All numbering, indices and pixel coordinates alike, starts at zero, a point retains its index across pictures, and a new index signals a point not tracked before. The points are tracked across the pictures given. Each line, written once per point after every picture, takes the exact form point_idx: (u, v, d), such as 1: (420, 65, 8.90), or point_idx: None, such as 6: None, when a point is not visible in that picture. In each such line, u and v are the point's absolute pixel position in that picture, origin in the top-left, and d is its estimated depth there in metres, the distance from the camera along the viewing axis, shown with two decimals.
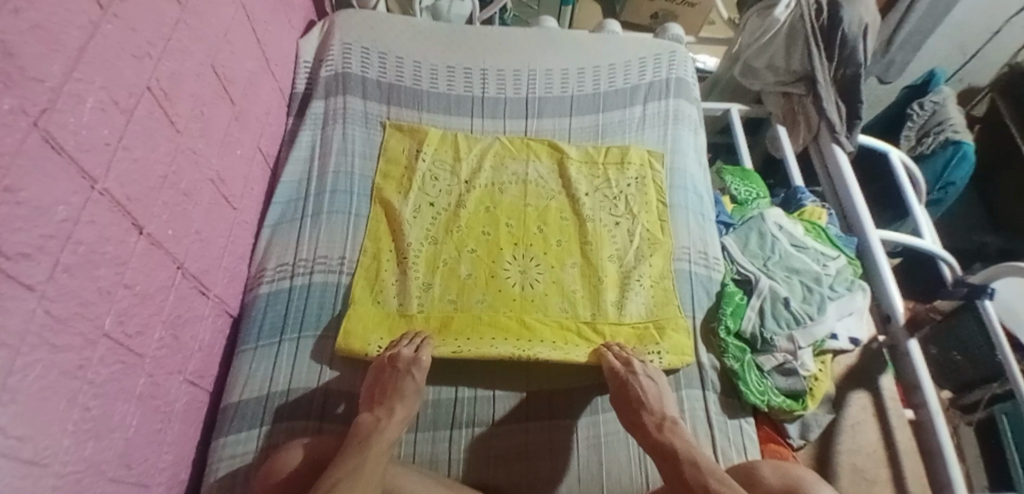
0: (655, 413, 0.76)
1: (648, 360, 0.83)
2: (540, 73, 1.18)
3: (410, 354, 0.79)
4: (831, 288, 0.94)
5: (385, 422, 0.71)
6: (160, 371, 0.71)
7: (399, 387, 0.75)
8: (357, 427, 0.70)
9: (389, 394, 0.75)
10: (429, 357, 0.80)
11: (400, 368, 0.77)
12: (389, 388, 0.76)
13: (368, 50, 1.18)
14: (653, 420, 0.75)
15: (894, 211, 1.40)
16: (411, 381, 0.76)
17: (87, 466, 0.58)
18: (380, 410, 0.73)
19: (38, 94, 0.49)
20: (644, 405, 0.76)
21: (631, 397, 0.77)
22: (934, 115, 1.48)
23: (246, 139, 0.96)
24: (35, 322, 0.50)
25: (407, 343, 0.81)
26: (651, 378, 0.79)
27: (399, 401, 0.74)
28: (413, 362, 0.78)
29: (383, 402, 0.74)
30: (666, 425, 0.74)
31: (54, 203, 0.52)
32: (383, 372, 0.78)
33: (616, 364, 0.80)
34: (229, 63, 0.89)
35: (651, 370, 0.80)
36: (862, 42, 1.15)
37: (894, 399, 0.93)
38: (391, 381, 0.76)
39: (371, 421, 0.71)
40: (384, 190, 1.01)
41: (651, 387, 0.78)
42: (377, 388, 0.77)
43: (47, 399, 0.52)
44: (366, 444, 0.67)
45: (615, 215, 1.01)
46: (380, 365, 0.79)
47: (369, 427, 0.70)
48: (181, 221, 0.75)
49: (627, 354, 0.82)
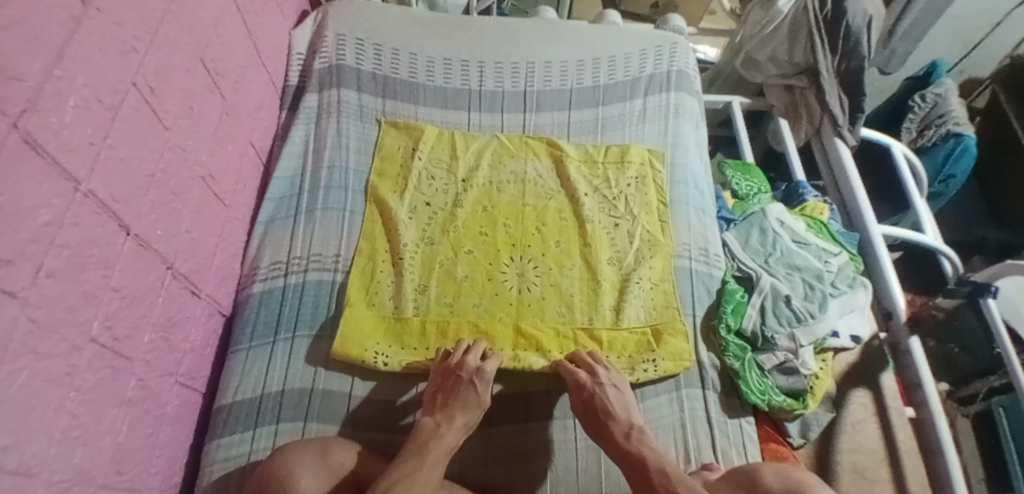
0: (622, 423, 0.73)
1: (615, 367, 0.82)
2: (539, 64, 1.16)
3: (475, 364, 0.77)
4: (833, 285, 0.93)
5: (444, 429, 0.70)
6: (151, 374, 0.70)
7: (462, 396, 0.73)
8: (417, 432, 0.70)
9: (451, 401, 0.73)
10: (494, 369, 0.77)
11: (473, 380, 0.75)
12: (449, 395, 0.74)
13: (363, 41, 1.15)
14: (620, 430, 0.72)
15: (894, 204, 1.39)
16: (474, 391, 0.74)
17: (75, 474, 0.57)
18: (441, 415, 0.72)
19: (18, 93, 0.47)
20: (611, 415, 0.74)
21: (597, 409, 0.75)
22: (935, 107, 1.46)
23: (237, 134, 0.94)
24: (18, 329, 0.48)
25: (475, 350, 0.79)
26: (616, 387, 0.77)
27: (463, 413, 0.72)
28: (479, 373, 0.76)
29: (445, 408, 0.73)
30: (633, 435, 0.72)
31: (36, 206, 0.50)
32: (447, 379, 0.76)
33: (580, 375, 0.77)
34: (219, 56, 0.86)
35: (617, 379, 0.78)
36: (866, 34, 1.13)
37: (895, 398, 0.93)
38: (456, 389, 0.74)
39: (431, 426, 0.70)
40: (379, 188, 0.99)
41: (617, 397, 0.76)
42: (439, 395, 0.75)
43: (33, 407, 0.50)
44: (423, 449, 0.66)
45: (614, 216, 0.99)
46: (444, 368, 0.77)
47: (428, 433, 0.69)
48: (170, 220, 0.73)
49: (590, 361, 0.80)
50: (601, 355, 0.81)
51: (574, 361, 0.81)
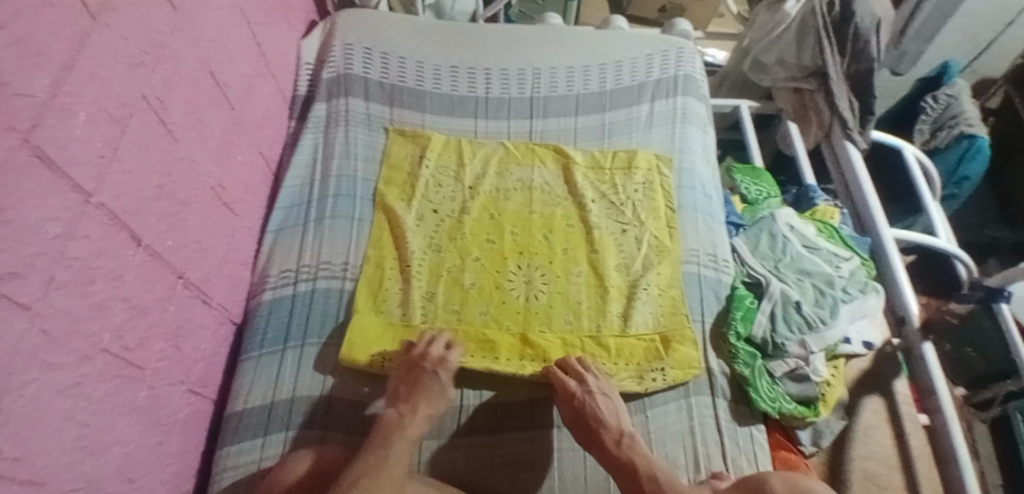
0: (613, 429, 0.74)
1: (603, 374, 0.82)
2: (545, 71, 1.16)
3: (438, 353, 0.78)
4: (844, 290, 0.92)
5: (408, 419, 0.71)
6: (161, 383, 0.71)
7: (425, 386, 0.75)
8: (382, 422, 0.71)
9: (415, 391, 0.75)
10: (456, 359, 0.79)
11: (434, 369, 0.76)
12: (413, 386, 0.75)
13: (370, 50, 1.16)
14: (611, 437, 0.73)
15: (906, 207, 1.37)
16: (437, 380, 0.76)
17: (86, 483, 0.58)
18: (405, 406, 0.73)
19: (26, 109, 0.48)
20: (602, 423, 0.74)
21: (587, 417, 0.75)
22: (948, 108, 1.43)
23: (246, 144, 0.95)
24: (28, 341, 0.49)
25: (438, 341, 0.81)
26: (605, 395, 0.77)
27: (426, 404, 0.74)
28: (440, 362, 0.77)
29: (408, 399, 0.74)
30: (625, 442, 0.72)
31: (45, 219, 0.51)
32: (410, 370, 0.77)
33: (570, 384, 0.77)
34: (227, 68, 0.87)
35: (606, 387, 0.78)
36: (874, 36, 1.12)
37: (909, 404, 0.91)
38: (420, 380, 0.76)
39: (395, 417, 0.71)
40: (386, 197, 1.00)
41: (607, 404, 0.76)
42: (403, 386, 0.76)
43: (43, 418, 0.51)
44: (388, 438, 0.68)
45: (622, 223, 0.99)
46: (407, 358, 0.79)
47: (392, 423, 0.70)
48: (180, 231, 0.74)
49: (579, 369, 0.79)
50: (589, 361, 0.81)
51: (563, 367, 0.81)
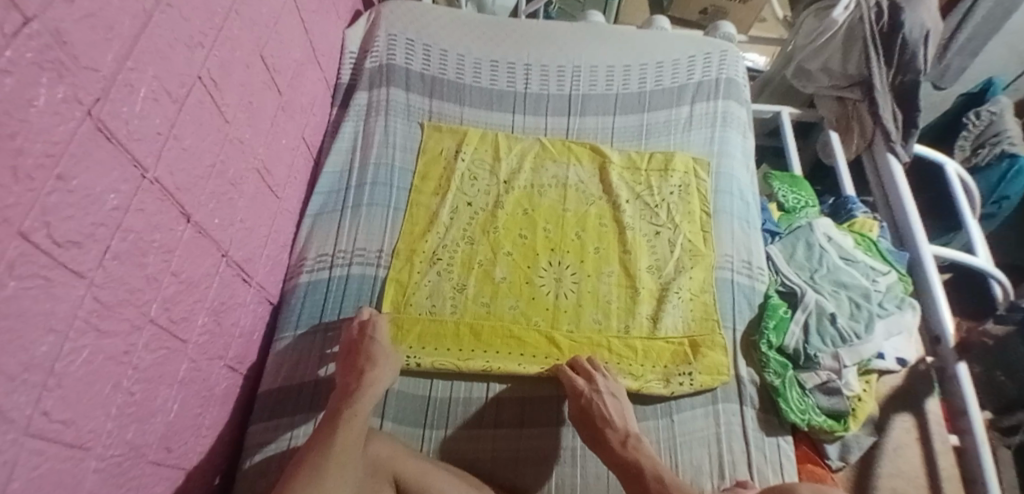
0: (619, 430, 0.74)
1: (614, 374, 0.82)
2: (585, 69, 1.16)
3: (364, 319, 0.82)
4: (881, 305, 0.90)
5: (355, 386, 0.74)
6: (202, 356, 0.72)
7: (364, 351, 0.78)
8: (338, 396, 0.74)
9: (356, 360, 0.77)
10: (383, 321, 0.82)
11: (367, 334, 0.80)
12: (353, 355, 0.78)
13: (413, 41, 1.17)
14: (616, 437, 0.73)
15: (947, 223, 1.33)
16: (370, 343, 0.79)
17: (128, 449, 0.59)
18: (351, 376, 0.76)
19: (92, 83, 0.50)
20: (608, 422, 0.74)
21: (593, 416, 0.75)
22: (990, 125, 1.40)
23: (291, 129, 0.96)
24: (83, 308, 0.50)
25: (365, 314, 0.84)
26: (614, 395, 0.77)
27: (372, 366, 0.76)
28: (367, 328, 0.80)
29: (353, 369, 0.76)
30: (630, 442, 0.73)
31: (105, 191, 0.52)
32: (351, 344, 0.80)
33: (578, 383, 0.78)
34: (277, 52, 0.88)
35: (614, 386, 0.79)
36: (923, 47, 1.09)
37: (940, 424, 0.88)
38: (358, 351, 0.78)
39: (343, 391, 0.74)
40: (421, 191, 1.01)
41: (614, 405, 0.76)
42: (346, 360, 0.79)
43: (93, 384, 0.53)
44: (337, 421, 0.70)
45: (655, 224, 0.98)
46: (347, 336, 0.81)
47: (343, 398, 0.73)
48: (226, 210, 0.75)
49: (592, 368, 0.80)
50: (601, 362, 0.82)
51: (573, 366, 0.82)
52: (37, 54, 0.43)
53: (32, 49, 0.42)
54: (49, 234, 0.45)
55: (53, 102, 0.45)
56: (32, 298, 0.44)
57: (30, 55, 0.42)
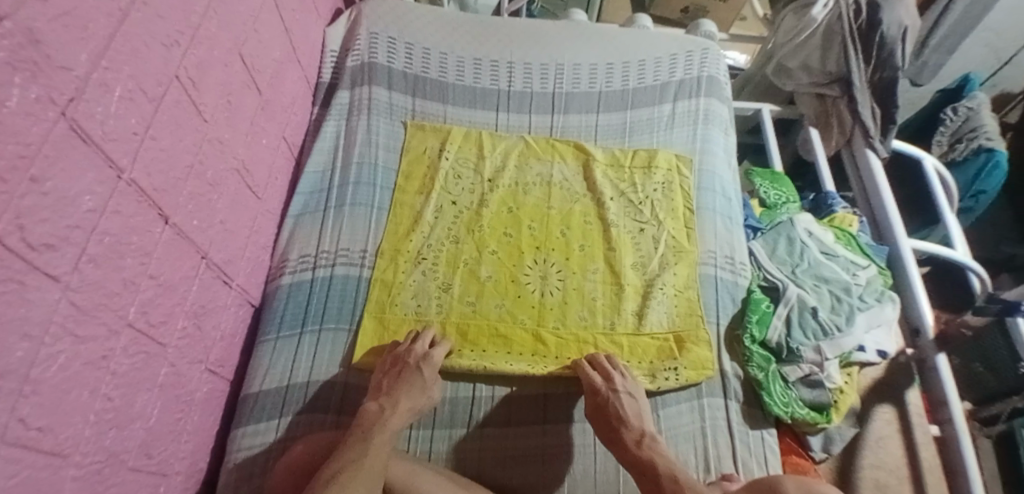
0: (634, 429, 0.75)
1: (631, 375, 0.82)
2: (568, 67, 1.16)
3: (423, 350, 0.80)
4: (861, 298, 0.91)
5: (388, 414, 0.72)
6: (182, 360, 0.71)
7: (406, 383, 0.75)
8: (364, 415, 0.72)
9: (397, 386, 0.76)
10: (440, 357, 0.80)
11: (417, 366, 0.77)
12: (395, 380, 0.76)
13: (394, 40, 1.16)
14: (632, 436, 0.74)
15: (923, 219, 1.35)
16: (419, 376, 0.76)
17: (107, 456, 0.58)
18: (386, 400, 0.74)
19: (66, 83, 0.49)
20: (624, 421, 0.75)
21: (609, 415, 0.76)
22: (967, 121, 1.42)
23: (272, 129, 0.95)
24: (59, 312, 0.49)
25: (426, 339, 0.82)
26: (631, 395, 0.77)
27: (405, 397, 0.75)
28: (422, 359, 0.78)
29: (390, 395, 0.75)
30: (645, 442, 0.73)
31: (80, 193, 0.51)
32: (397, 366, 0.78)
33: (596, 381, 0.78)
34: (256, 51, 0.87)
35: (632, 386, 0.79)
36: (900, 45, 1.12)
37: (920, 415, 0.90)
38: (402, 375, 0.76)
39: (376, 410, 0.73)
40: (405, 191, 1.00)
41: (631, 405, 0.77)
42: (387, 379, 0.78)
43: (69, 391, 0.52)
44: (369, 435, 0.68)
45: (639, 221, 0.99)
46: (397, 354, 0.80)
47: (372, 419, 0.71)
48: (206, 211, 0.75)
49: (609, 367, 0.80)
50: (619, 361, 0.81)
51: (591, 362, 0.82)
52: (9, 53, 0.42)
53: (3, 48, 0.41)
54: (23, 238, 0.44)
55: (26, 102, 0.44)
56: (5, 302, 0.43)
57: (1, 54, 0.41)
